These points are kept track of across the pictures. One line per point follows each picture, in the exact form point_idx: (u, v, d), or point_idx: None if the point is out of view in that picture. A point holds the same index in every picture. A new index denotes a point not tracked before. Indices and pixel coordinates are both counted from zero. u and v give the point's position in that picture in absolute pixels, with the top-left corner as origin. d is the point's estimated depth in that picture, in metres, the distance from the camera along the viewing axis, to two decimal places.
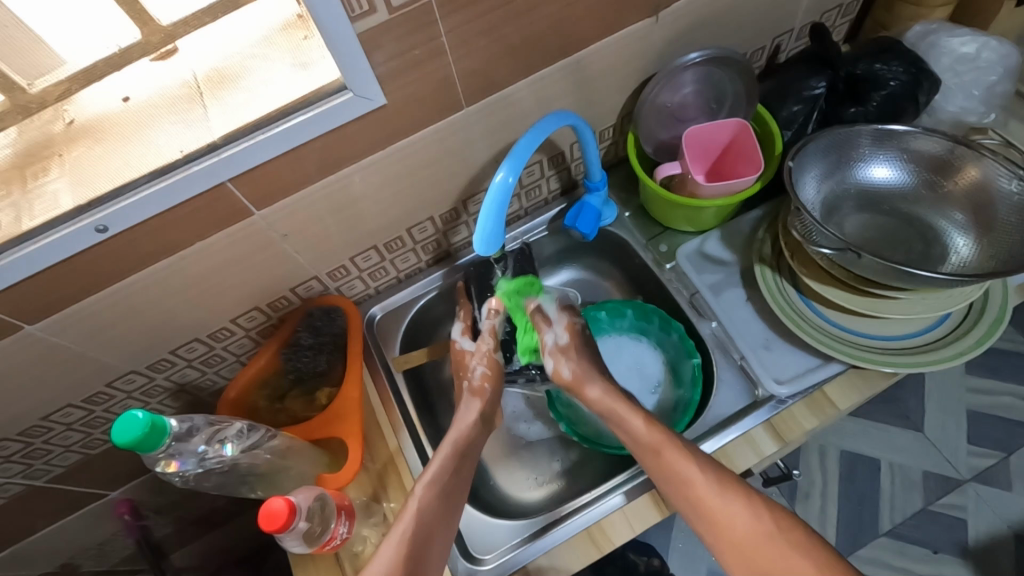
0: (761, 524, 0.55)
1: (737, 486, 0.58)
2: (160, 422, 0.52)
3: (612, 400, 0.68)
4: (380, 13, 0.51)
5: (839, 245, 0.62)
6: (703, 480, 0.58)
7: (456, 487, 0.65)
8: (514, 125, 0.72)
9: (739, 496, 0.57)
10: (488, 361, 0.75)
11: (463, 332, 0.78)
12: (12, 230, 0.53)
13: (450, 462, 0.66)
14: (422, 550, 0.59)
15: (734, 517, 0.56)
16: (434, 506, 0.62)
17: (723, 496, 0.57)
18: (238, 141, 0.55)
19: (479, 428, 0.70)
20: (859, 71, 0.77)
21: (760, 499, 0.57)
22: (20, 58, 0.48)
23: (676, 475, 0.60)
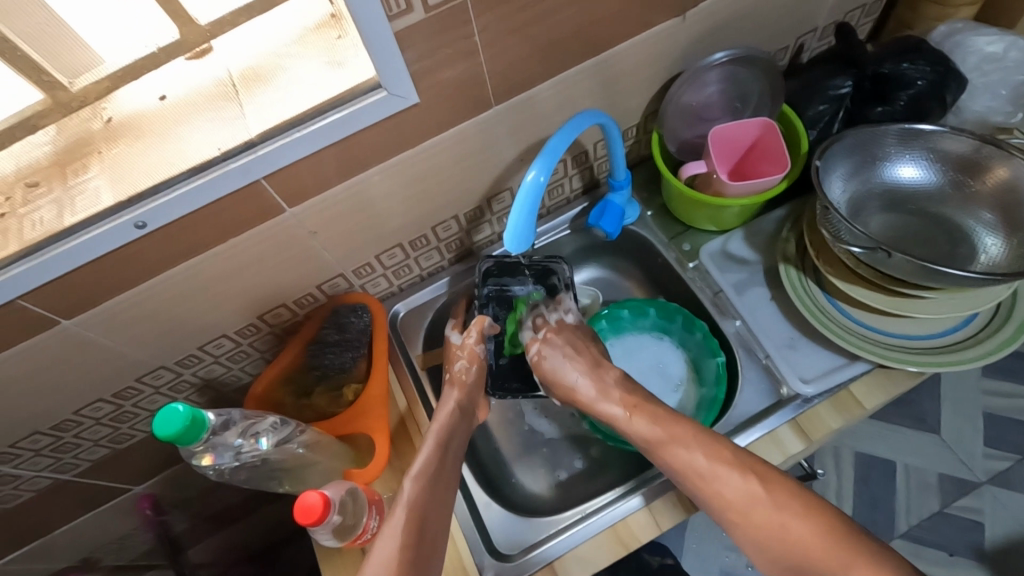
0: (753, 491, 0.58)
1: (730, 460, 0.60)
2: (199, 416, 0.53)
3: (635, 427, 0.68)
4: (417, 12, 0.52)
5: (868, 243, 0.62)
6: (700, 462, 0.61)
7: (442, 476, 0.66)
8: (540, 124, 0.73)
9: (733, 470, 0.59)
10: (471, 355, 0.76)
11: (454, 327, 0.80)
12: (53, 225, 0.53)
13: (434, 454, 0.67)
14: (420, 528, 0.61)
15: (728, 492, 0.58)
16: (426, 494, 0.63)
17: (716, 475, 0.60)
18: (274, 139, 0.56)
19: (458, 418, 0.71)
20: (884, 70, 0.76)
21: (753, 472, 0.59)
22: (64, 57, 0.49)
23: (675, 462, 0.63)
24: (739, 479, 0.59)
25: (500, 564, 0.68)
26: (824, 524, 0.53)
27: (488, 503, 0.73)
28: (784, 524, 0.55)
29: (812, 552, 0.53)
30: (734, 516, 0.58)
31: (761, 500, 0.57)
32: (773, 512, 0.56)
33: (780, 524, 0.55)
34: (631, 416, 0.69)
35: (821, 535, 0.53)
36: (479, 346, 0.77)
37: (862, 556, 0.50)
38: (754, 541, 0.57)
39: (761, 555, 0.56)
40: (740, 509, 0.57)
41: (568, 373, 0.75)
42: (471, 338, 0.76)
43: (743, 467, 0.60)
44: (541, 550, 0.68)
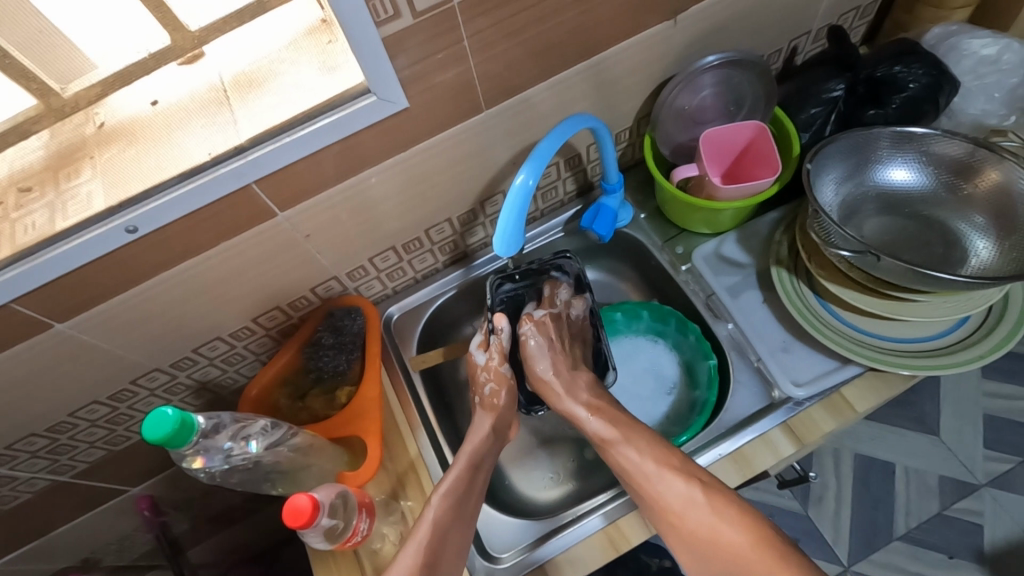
0: (694, 498, 0.61)
1: (676, 465, 0.63)
2: (189, 419, 0.53)
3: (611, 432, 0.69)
4: (405, 17, 0.52)
5: (858, 247, 0.62)
6: (645, 464, 0.64)
7: (467, 497, 0.65)
8: (533, 128, 0.73)
9: (679, 478, 0.62)
10: (497, 376, 0.76)
11: (479, 346, 0.78)
12: (46, 230, 0.54)
13: (463, 475, 0.66)
14: (438, 546, 0.61)
15: (671, 495, 0.61)
16: (450, 515, 0.63)
17: (661, 478, 0.63)
18: (264, 144, 0.56)
19: (492, 440, 0.72)
20: (878, 74, 0.76)
21: (697, 479, 0.62)
22: (57, 63, 0.50)
23: (631, 467, 0.65)
24: (683, 484, 0.61)
25: (492, 567, 0.68)
26: (756, 536, 0.58)
27: (480, 506, 0.74)
28: (721, 534, 0.58)
29: (745, 563, 0.56)
30: (670, 516, 0.61)
31: (698, 506, 0.60)
32: (710, 522, 0.59)
33: (714, 529, 0.59)
34: (591, 415, 0.71)
35: (753, 547, 0.57)
36: (503, 367, 0.77)
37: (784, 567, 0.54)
38: (689, 545, 0.60)
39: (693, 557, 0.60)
40: (684, 514, 0.60)
41: (542, 366, 0.75)
42: (494, 359, 0.76)
43: (688, 472, 0.62)
44: (532, 553, 0.68)
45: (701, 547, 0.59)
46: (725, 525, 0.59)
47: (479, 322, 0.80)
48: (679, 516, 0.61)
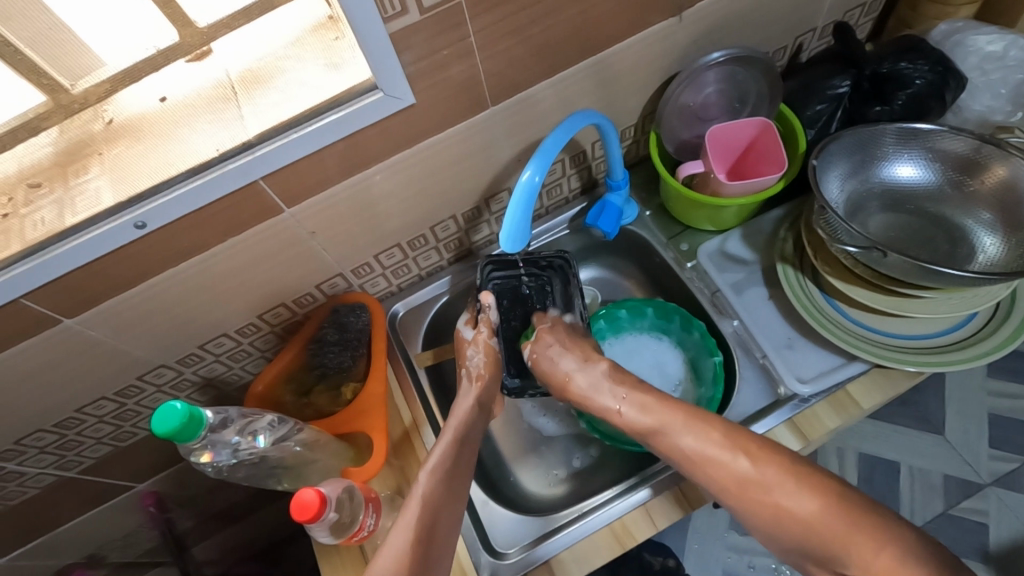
0: (753, 472, 0.57)
1: (722, 438, 0.61)
2: (197, 413, 0.53)
3: (659, 415, 0.66)
4: (412, 14, 0.53)
5: (865, 243, 0.62)
6: (691, 444, 0.62)
7: (455, 470, 0.66)
8: (538, 124, 0.73)
9: (732, 453, 0.59)
10: (485, 349, 0.77)
11: (467, 322, 0.80)
12: (55, 225, 0.54)
13: (450, 449, 0.67)
14: (432, 518, 0.60)
15: (737, 471, 0.58)
16: (438, 486, 0.63)
17: (717, 456, 0.59)
18: (271, 140, 0.57)
19: (476, 414, 0.72)
20: (883, 70, 0.76)
21: (755, 451, 0.58)
22: (66, 60, 0.50)
23: (683, 449, 0.62)
24: (741, 460, 0.58)
25: (497, 562, 0.68)
26: (833, 505, 0.52)
27: (486, 501, 0.74)
28: (797, 510, 0.54)
29: (823, 531, 0.52)
30: (739, 493, 0.57)
31: (755, 479, 0.57)
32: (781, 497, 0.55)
33: (789, 504, 0.54)
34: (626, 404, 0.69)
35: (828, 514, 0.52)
36: (491, 340, 0.78)
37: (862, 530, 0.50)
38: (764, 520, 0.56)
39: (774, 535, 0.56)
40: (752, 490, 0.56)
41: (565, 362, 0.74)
42: (483, 332, 0.77)
43: (741, 446, 0.59)
44: (538, 548, 0.68)
45: (775, 523, 0.55)
46: (798, 499, 0.54)
47: (468, 303, 0.81)
48: (745, 492, 0.57)
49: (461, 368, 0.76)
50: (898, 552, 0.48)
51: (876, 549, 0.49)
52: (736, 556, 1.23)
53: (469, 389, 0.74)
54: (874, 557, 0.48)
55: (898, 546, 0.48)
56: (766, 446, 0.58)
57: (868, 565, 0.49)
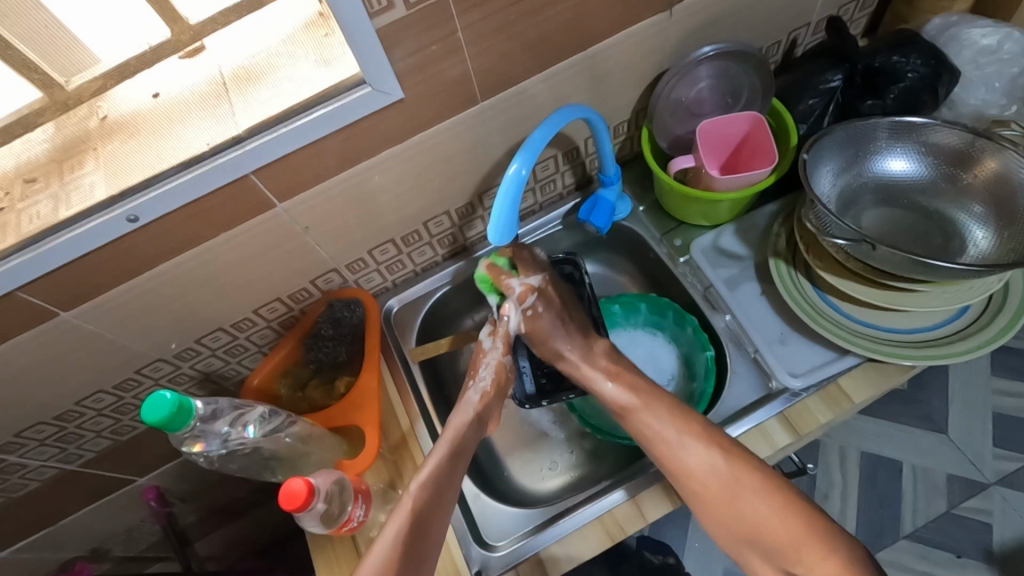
0: (719, 468, 0.61)
1: (697, 429, 0.63)
2: (187, 404, 0.54)
3: (629, 395, 0.69)
4: (399, 9, 0.53)
5: (853, 236, 0.62)
6: (667, 431, 0.64)
7: (444, 485, 0.64)
8: (530, 119, 0.73)
9: (684, 441, 0.63)
10: (497, 367, 0.75)
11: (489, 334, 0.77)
12: (50, 219, 0.55)
13: (444, 462, 0.66)
14: (417, 528, 0.61)
15: (691, 462, 0.61)
16: (428, 498, 0.63)
17: (681, 445, 0.63)
18: (262, 134, 0.57)
19: (471, 427, 0.71)
20: (876, 64, 0.76)
21: (721, 446, 0.62)
22: (59, 57, 0.52)
23: (652, 431, 0.65)
24: (706, 450, 0.61)
25: (487, 555, 0.68)
26: (780, 504, 0.58)
27: (477, 495, 0.74)
28: (736, 499, 0.59)
29: (775, 536, 0.57)
30: (690, 485, 0.61)
31: (722, 474, 0.60)
32: (723, 482, 0.60)
33: (740, 502, 0.59)
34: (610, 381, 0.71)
35: (783, 520, 0.57)
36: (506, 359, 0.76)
37: (815, 541, 0.55)
38: (720, 517, 0.60)
39: (709, 515, 0.61)
40: (702, 483, 0.61)
41: (562, 344, 0.74)
42: (498, 349, 0.75)
43: (709, 439, 0.62)
44: (528, 542, 0.69)
45: (724, 515, 0.60)
46: (737, 487, 0.59)
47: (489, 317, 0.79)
48: (697, 483, 0.61)
49: (470, 382, 0.75)
50: (844, 555, 0.54)
51: (823, 554, 0.54)
52: None
53: (478, 395, 0.73)
54: (821, 561, 0.54)
55: (843, 553, 0.54)
56: (733, 449, 0.61)
57: (811, 566, 0.54)
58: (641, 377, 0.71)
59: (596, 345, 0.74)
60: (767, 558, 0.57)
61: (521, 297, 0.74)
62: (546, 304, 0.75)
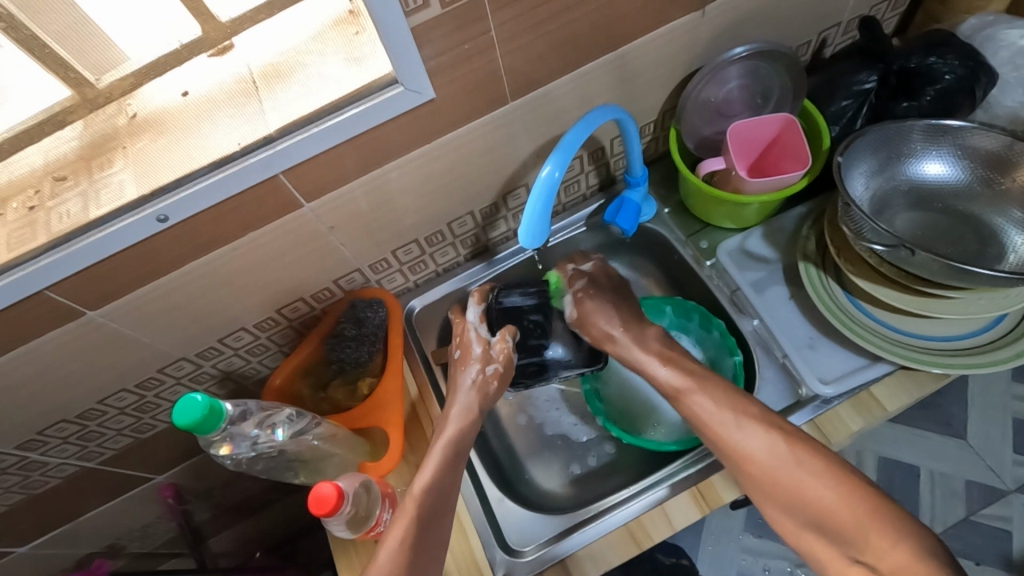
0: (780, 450, 0.58)
1: (755, 412, 0.61)
2: (217, 406, 0.54)
3: (679, 377, 0.67)
4: (433, 8, 0.52)
5: (891, 241, 0.61)
6: (724, 414, 0.61)
7: (447, 486, 0.63)
8: (557, 120, 0.72)
9: (739, 422, 0.60)
10: (505, 355, 0.73)
11: (480, 318, 0.75)
12: (79, 218, 0.55)
13: (447, 462, 0.65)
14: (421, 535, 0.60)
15: (751, 446, 0.59)
16: (431, 500, 0.62)
17: (741, 428, 0.60)
18: (292, 134, 0.56)
19: (471, 423, 0.69)
20: (911, 65, 0.75)
21: (778, 429, 0.59)
22: (91, 54, 0.51)
23: (708, 417, 0.62)
24: (765, 434, 0.59)
25: (512, 560, 0.68)
26: (848, 490, 0.54)
27: (501, 499, 0.73)
28: (800, 482, 0.56)
29: (841, 523, 0.53)
30: (752, 470, 0.58)
31: (783, 457, 0.57)
32: (790, 465, 0.57)
33: (803, 485, 0.55)
34: (664, 365, 0.69)
35: (851, 508, 0.53)
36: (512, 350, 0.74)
37: (883, 528, 0.51)
38: (780, 505, 0.56)
39: (770, 503, 0.57)
40: (763, 466, 0.58)
41: (610, 326, 0.74)
42: (507, 343, 0.73)
43: (769, 422, 0.60)
44: (555, 547, 0.68)
45: (785, 501, 0.56)
46: (801, 469, 0.56)
47: (477, 291, 0.75)
48: (756, 468, 0.58)
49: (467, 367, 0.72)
50: (915, 546, 0.49)
51: (893, 543, 0.50)
52: (751, 558, 1.21)
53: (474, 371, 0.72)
54: (891, 548, 0.50)
55: (912, 543, 0.50)
56: (795, 432, 0.59)
57: (881, 553, 0.50)
58: (688, 363, 0.69)
59: (647, 331, 0.74)
60: (834, 548, 0.53)
61: (571, 277, 0.78)
62: (597, 290, 0.78)
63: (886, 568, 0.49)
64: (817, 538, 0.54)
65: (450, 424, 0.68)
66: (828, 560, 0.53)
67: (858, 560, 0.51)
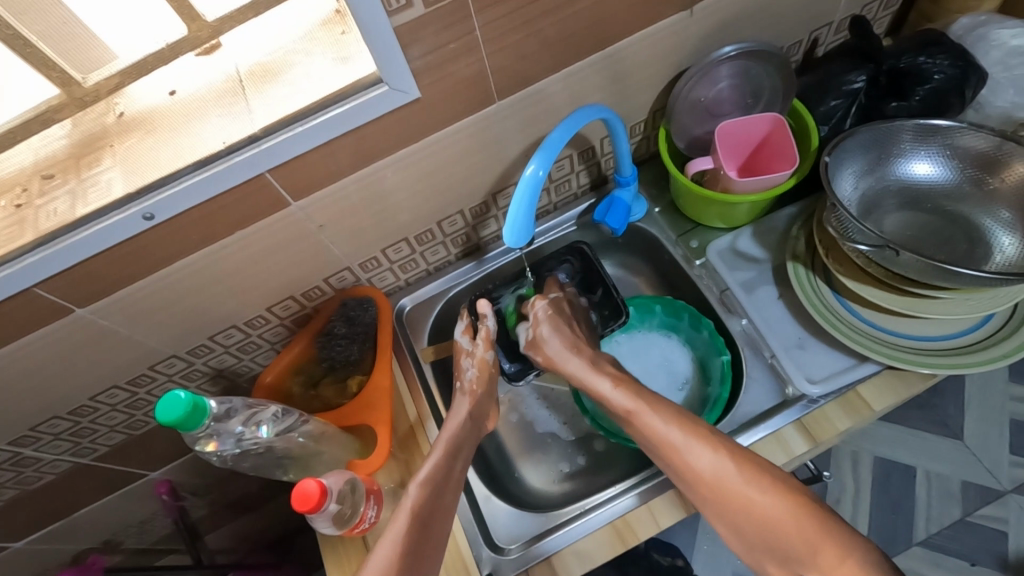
0: (727, 468, 0.57)
1: (703, 432, 0.61)
2: (201, 403, 0.54)
3: (631, 399, 0.67)
4: (417, 8, 0.52)
5: (876, 241, 0.61)
6: (674, 434, 0.61)
7: (445, 486, 0.64)
8: (545, 119, 0.72)
9: (689, 443, 0.60)
10: (479, 364, 0.76)
11: (464, 332, 0.78)
12: (67, 216, 0.55)
13: (441, 463, 0.66)
14: (420, 536, 0.60)
15: (701, 465, 0.58)
16: (431, 497, 0.63)
17: (690, 448, 0.60)
18: (279, 133, 0.57)
19: (468, 425, 0.71)
20: (902, 65, 0.76)
21: (725, 447, 0.59)
22: (78, 54, 0.52)
23: (662, 436, 0.62)
24: (712, 453, 0.58)
25: (499, 558, 0.68)
26: (794, 503, 0.53)
27: (488, 497, 0.74)
28: (748, 497, 0.55)
29: (789, 540, 0.52)
30: (703, 490, 0.58)
31: (729, 476, 0.57)
32: (738, 482, 0.56)
33: (750, 502, 0.55)
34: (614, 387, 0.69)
35: (796, 522, 0.52)
36: (487, 354, 0.77)
37: (831, 542, 0.50)
38: (733, 525, 0.56)
39: (723, 523, 0.57)
40: (712, 486, 0.57)
41: (558, 346, 0.75)
42: (479, 347, 0.76)
43: (717, 441, 0.60)
44: (541, 544, 0.68)
45: (735, 519, 0.56)
46: (748, 486, 0.56)
47: (464, 310, 0.80)
48: (705, 487, 0.58)
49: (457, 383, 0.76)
50: (862, 560, 0.48)
51: (841, 557, 0.49)
52: None
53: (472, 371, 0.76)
54: (838, 563, 0.48)
55: (860, 555, 0.48)
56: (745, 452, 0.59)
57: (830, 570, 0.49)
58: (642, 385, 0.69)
59: (601, 357, 0.75)
60: (786, 565, 0.52)
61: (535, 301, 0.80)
62: (558, 312, 0.78)
63: None
64: (769, 557, 0.54)
65: (448, 425, 0.70)
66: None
67: None
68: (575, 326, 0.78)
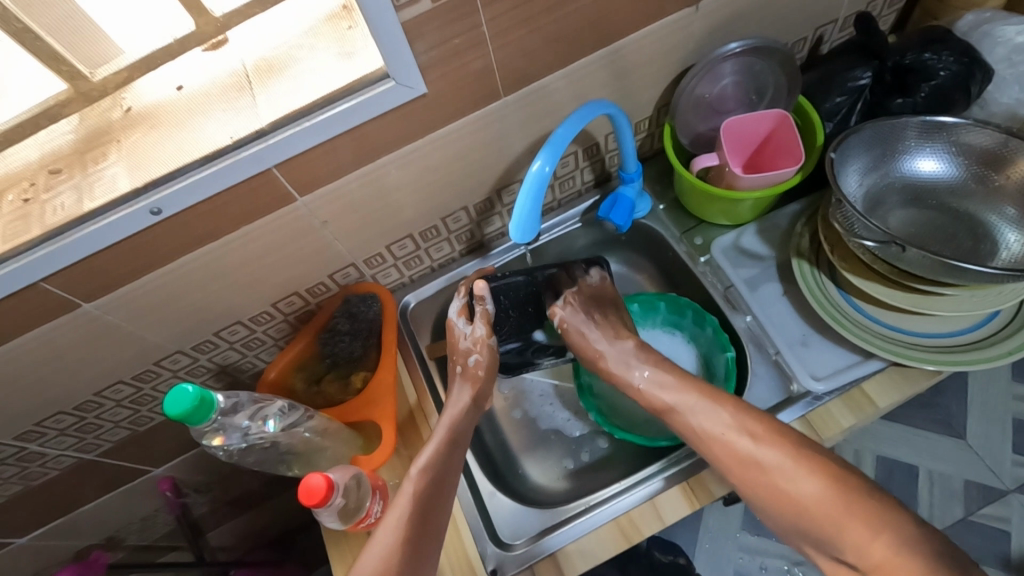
0: (763, 450, 0.60)
1: (738, 417, 0.63)
2: (207, 397, 0.54)
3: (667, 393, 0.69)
4: (424, 2, 0.53)
5: (882, 237, 0.61)
6: (710, 420, 0.64)
7: (446, 472, 0.65)
8: (550, 116, 0.73)
9: (726, 428, 0.62)
10: (483, 347, 0.75)
11: (459, 312, 0.77)
12: (73, 211, 0.56)
13: (441, 449, 0.67)
14: (421, 523, 0.61)
15: (737, 449, 0.61)
16: (431, 484, 0.64)
17: (727, 432, 0.62)
18: (284, 128, 0.57)
19: (469, 411, 0.72)
20: (906, 61, 0.75)
21: (760, 430, 0.61)
22: (85, 49, 0.52)
23: (696, 428, 0.65)
24: (747, 437, 0.61)
25: (503, 554, 0.68)
26: (829, 482, 0.55)
27: (493, 493, 0.74)
28: (785, 478, 0.57)
29: (822, 521, 0.54)
30: (742, 473, 0.60)
31: (765, 458, 0.59)
32: (772, 463, 0.58)
33: (786, 483, 0.57)
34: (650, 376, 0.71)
35: (829, 502, 0.54)
36: (490, 339, 0.76)
37: (864, 522, 0.52)
38: (771, 506, 0.58)
39: (763, 505, 0.59)
40: (749, 468, 0.60)
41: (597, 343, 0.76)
42: (480, 331, 0.75)
43: (751, 424, 0.62)
44: (544, 541, 0.68)
45: (773, 500, 0.58)
46: (785, 466, 0.58)
47: (460, 288, 0.77)
48: (743, 467, 0.60)
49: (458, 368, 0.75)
50: (897, 539, 0.50)
51: (874, 536, 0.51)
52: (749, 556, 1.21)
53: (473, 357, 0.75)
54: (871, 543, 0.50)
55: (895, 539, 0.50)
56: (779, 431, 0.60)
57: (861, 549, 0.51)
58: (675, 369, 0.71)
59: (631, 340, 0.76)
60: (821, 546, 0.55)
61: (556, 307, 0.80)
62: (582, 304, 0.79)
63: (871, 562, 0.50)
64: (806, 536, 0.56)
65: (449, 413, 0.71)
66: (817, 556, 0.56)
67: (842, 558, 0.53)
68: (604, 315, 0.79)
